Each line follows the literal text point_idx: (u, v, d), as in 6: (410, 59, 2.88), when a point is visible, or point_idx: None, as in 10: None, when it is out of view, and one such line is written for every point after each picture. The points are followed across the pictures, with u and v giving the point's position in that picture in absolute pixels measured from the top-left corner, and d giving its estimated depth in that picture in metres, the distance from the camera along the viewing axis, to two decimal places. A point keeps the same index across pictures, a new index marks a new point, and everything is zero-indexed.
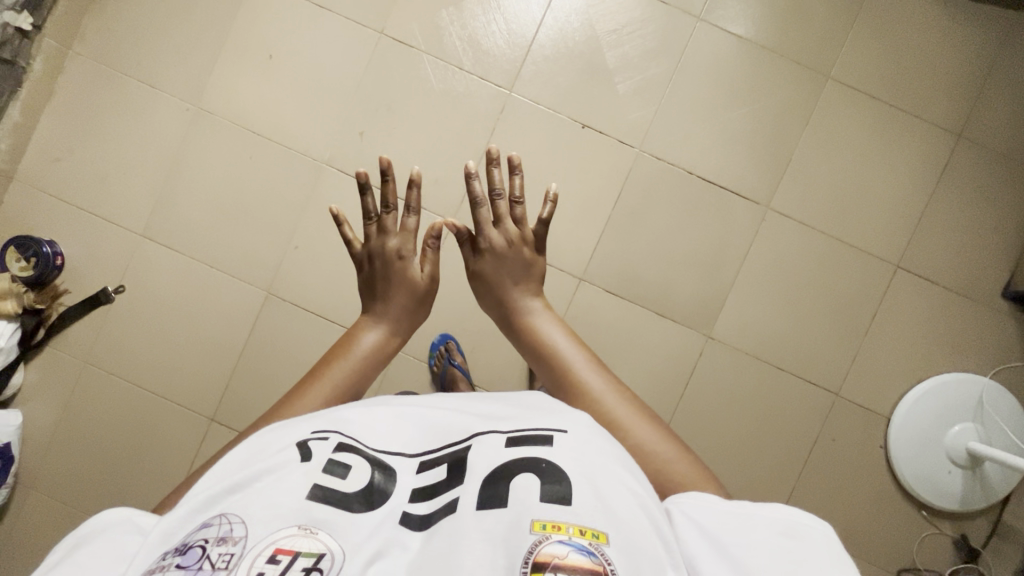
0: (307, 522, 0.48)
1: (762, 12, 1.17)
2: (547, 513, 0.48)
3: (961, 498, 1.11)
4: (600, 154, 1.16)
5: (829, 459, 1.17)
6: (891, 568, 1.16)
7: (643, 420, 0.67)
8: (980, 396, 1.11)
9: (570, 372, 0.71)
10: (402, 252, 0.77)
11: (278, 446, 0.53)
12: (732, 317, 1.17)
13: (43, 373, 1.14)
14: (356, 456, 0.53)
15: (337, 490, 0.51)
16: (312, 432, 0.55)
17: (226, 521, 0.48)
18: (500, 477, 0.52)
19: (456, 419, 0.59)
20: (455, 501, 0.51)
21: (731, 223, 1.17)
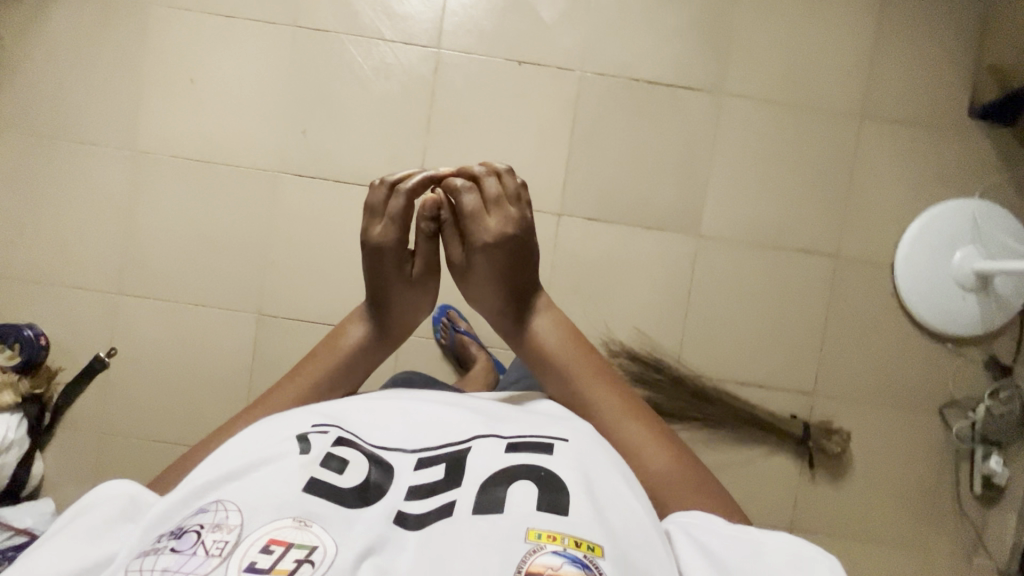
0: (303, 515, 0.49)
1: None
2: (542, 523, 0.49)
3: (978, 320, 1.13)
4: (543, 87, 1.14)
5: (848, 325, 1.16)
6: (932, 409, 1.17)
7: (655, 441, 0.65)
8: (974, 217, 1.11)
9: (575, 382, 0.70)
10: (388, 243, 0.77)
11: (278, 441, 0.56)
12: (716, 212, 1.15)
13: (70, 453, 1.15)
14: (353, 452, 0.56)
15: (334, 484, 0.53)
16: (312, 425, 0.58)
17: (223, 508, 0.49)
18: (497, 483, 0.53)
19: (457, 419, 0.61)
20: (451, 504, 0.52)
21: (690, 119, 1.14)
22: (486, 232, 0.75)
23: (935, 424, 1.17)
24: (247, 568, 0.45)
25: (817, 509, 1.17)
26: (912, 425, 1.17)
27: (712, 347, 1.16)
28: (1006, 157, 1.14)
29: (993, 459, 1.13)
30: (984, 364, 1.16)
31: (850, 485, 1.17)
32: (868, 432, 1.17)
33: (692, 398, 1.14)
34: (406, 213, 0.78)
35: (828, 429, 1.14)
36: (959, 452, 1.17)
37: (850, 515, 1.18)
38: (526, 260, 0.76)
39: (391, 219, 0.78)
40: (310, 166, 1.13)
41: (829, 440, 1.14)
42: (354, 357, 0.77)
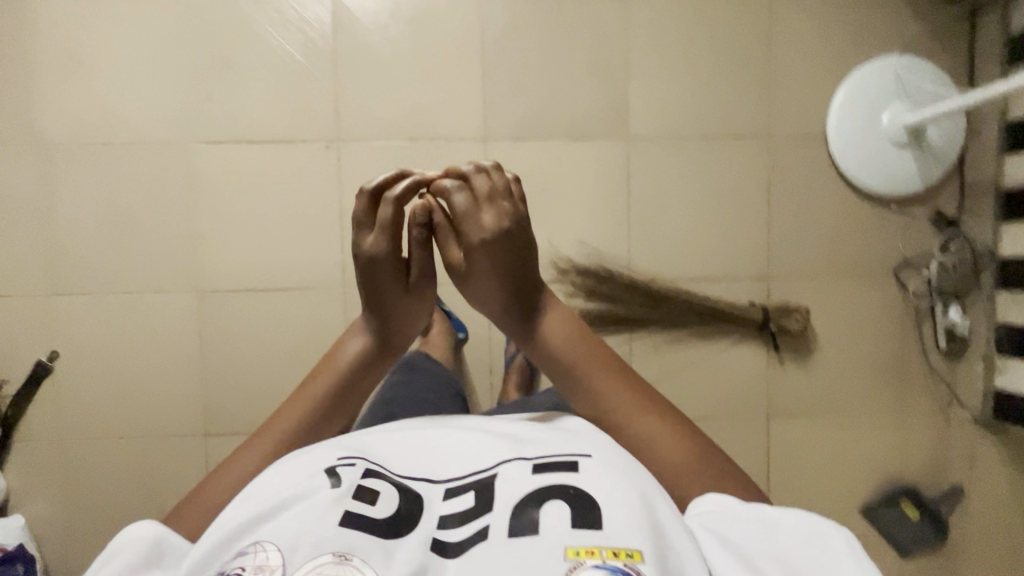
0: (341, 548, 0.52)
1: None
2: (576, 540, 0.51)
3: (916, 175, 1.13)
4: (445, 11, 1.11)
5: (792, 205, 1.16)
6: (888, 272, 1.17)
7: (660, 422, 0.68)
8: (898, 73, 1.11)
9: (583, 374, 0.72)
10: (381, 253, 0.79)
11: (307, 478, 0.59)
12: (641, 111, 1.13)
13: (32, 467, 1.11)
14: (383, 482, 0.59)
15: (368, 514, 0.55)
16: (340, 458, 0.62)
17: (262, 548, 0.53)
18: (529, 502, 0.56)
19: (482, 444, 0.65)
20: (485, 528, 0.55)
21: (598, 21, 1.12)
22: (480, 230, 0.75)
23: (893, 289, 1.17)
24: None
25: (790, 392, 1.18)
26: (871, 294, 1.17)
27: (661, 249, 1.15)
28: (922, 9, 1.13)
29: (952, 310, 1.12)
30: (932, 220, 1.16)
31: (819, 363, 1.17)
32: (830, 309, 1.17)
33: (648, 301, 1.13)
34: (395, 221, 0.79)
35: (786, 308, 1.14)
36: (919, 312, 1.17)
37: (823, 393, 1.18)
38: (523, 255, 0.76)
39: (382, 228, 0.80)
40: (222, 131, 1.10)
41: (789, 317, 1.14)
42: (354, 369, 0.79)
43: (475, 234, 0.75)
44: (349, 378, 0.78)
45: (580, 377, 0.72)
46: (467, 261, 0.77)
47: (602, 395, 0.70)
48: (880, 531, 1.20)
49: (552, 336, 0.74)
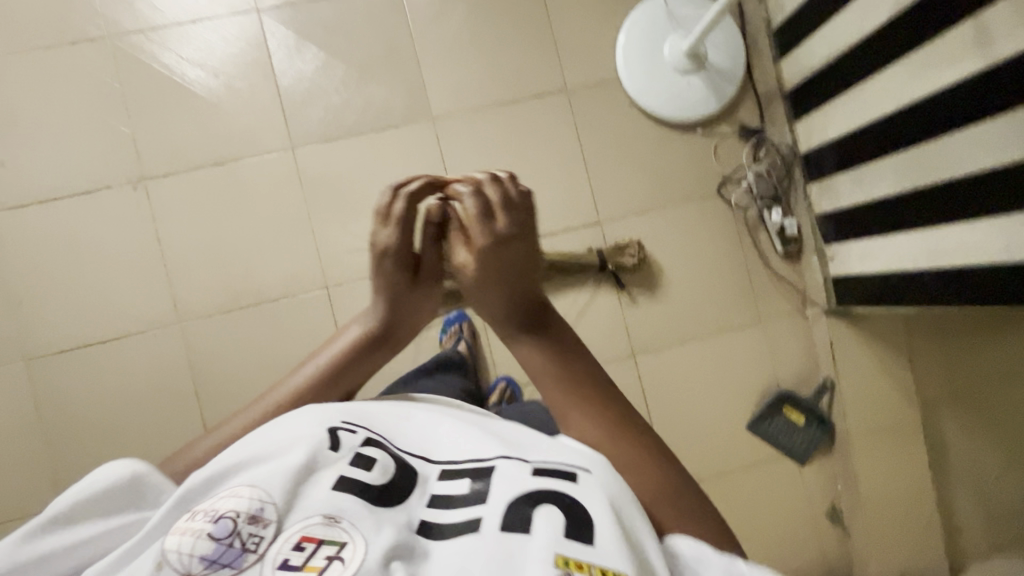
0: (334, 509, 0.45)
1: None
2: (572, 550, 0.43)
3: (711, 97, 1.18)
4: (225, 33, 1.12)
5: (605, 149, 1.20)
6: (711, 191, 1.21)
7: (650, 470, 0.54)
8: (668, 8, 1.17)
9: (566, 391, 0.59)
10: (392, 249, 0.72)
11: (309, 429, 0.51)
12: (439, 91, 1.17)
13: None
14: (380, 449, 0.51)
15: (362, 481, 0.48)
16: (341, 421, 0.53)
17: (255, 495, 0.46)
18: (528, 500, 0.47)
19: (470, 433, 0.54)
20: (475, 520, 0.46)
21: (378, 15, 1.16)
22: (489, 234, 0.64)
23: (719, 206, 1.21)
24: (281, 566, 0.43)
25: (648, 326, 1.19)
26: (700, 216, 1.21)
27: None
28: None
29: (773, 211, 1.17)
30: (740, 135, 1.21)
31: (668, 292, 1.20)
32: (665, 238, 1.20)
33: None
34: (409, 218, 0.73)
35: (619, 245, 1.17)
36: (750, 221, 1.21)
37: (681, 319, 1.20)
38: (531, 272, 0.65)
39: (396, 224, 0.73)
40: (21, 195, 1.08)
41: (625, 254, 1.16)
42: (347, 363, 0.68)
43: (480, 240, 0.64)
44: (341, 369, 0.68)
45: (564, 395, 0.59)
46: (467, 272, 0.67)
47: (582, 423, 0.57)
48: (772, 443, 1.20)
49: (532, 359, 0.62)
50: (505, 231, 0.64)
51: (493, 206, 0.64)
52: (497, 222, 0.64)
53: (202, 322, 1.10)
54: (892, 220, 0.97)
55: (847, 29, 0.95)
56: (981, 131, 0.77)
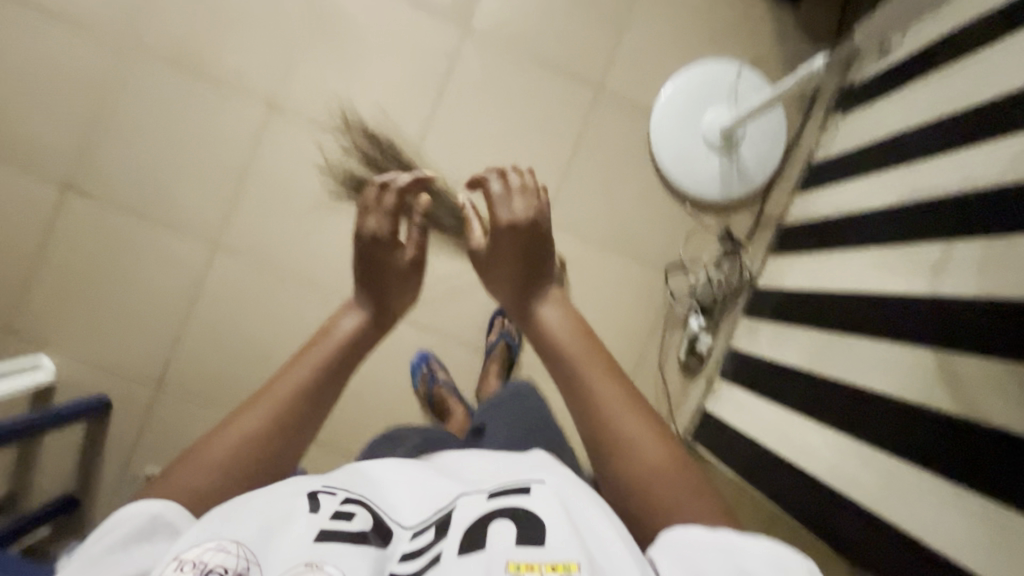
0: (316, 555, 0.39)
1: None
2: (524, 557, 0.38)
3: (719, 184, 1.12)
4: None
5: (596, 166, 1.14)
6: (659, 266, 1.15)
7: (658, 441, 0.48)
8: (736, 81, 1.11)
9: (570, 374, 0.53)
10: (381, 236, 0.68)
11: (281, 490, 0.44)
12: (489, 10, 1.11)
13: None
14: (360, 506, 0.44)
15: (344, 535, 0.41)
16: (323, 486, 0.46)
17: (227, 550, 0.39)
18: (480, 525, 0.41)
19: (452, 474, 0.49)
20: (437, 551, 0.40)
21: None
22: (506, 217, 0.64)
23: (658, 284, 1.15)
24: None
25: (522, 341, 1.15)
26: (636, 281, 1.15)
27: (454, 149, 1.12)
28: (782, 35, 1.15)
29: (695, 318, 1.11)
30: (720, 237, 1.15)
31: None
32: (591, 279, 1.14)
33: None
34: (399, 210, 0.71)
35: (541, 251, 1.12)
36: (673, 316, 1.15)
37: None
38: (548, 246, 0.64)
39: (384, 212, 0.70)
40: None
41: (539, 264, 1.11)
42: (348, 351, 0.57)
43: (500, 223, 0.64)
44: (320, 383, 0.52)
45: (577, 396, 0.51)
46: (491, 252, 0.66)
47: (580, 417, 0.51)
48: None
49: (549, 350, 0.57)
50: (522, 217, 0.64)
51: (515, 191, 0.65)
52: (516, 202, 0.65)
53: (145, 59, 1.08)
54: (772, 389, 0.91)
55: (865, 187, 0.88)
56: (884, 353, 0.71)
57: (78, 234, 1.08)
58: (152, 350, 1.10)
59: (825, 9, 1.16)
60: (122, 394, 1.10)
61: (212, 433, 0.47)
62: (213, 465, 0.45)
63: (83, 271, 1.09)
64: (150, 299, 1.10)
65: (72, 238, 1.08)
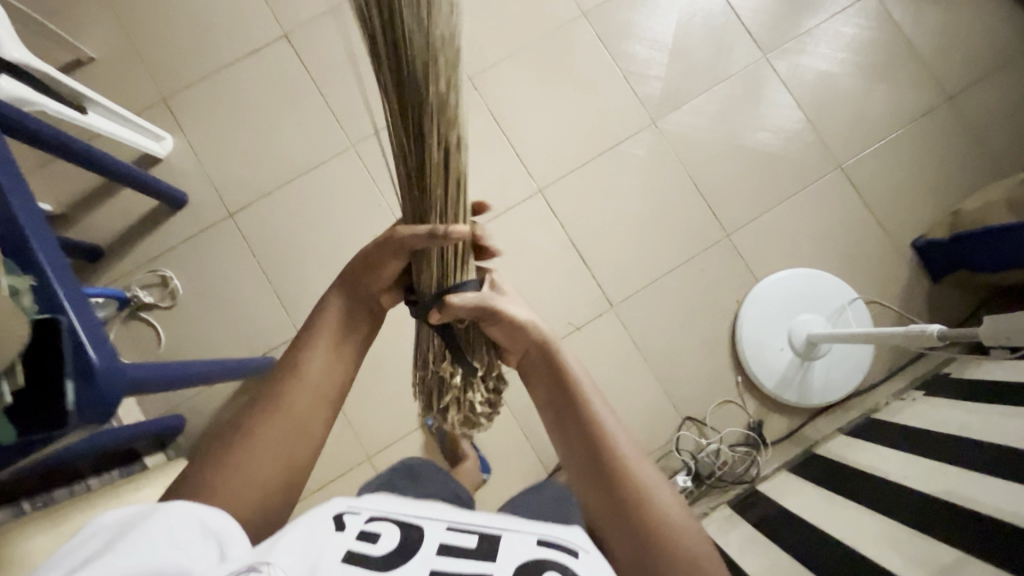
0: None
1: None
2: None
3: (779, 378, 1.12)
4: None
5: (684, 293, 1.18)
6: (683, 409, 1.14)
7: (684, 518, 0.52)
8: (847, 305, 1.14)
9: (587, 440, 0.55)
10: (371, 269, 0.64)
11: (309, 520, 0.47)
12: (683, 119, 1.22)
13: None
14: (387, 525, 0.49)
15: (366, 552, 0.46)
16: (336, 512, 0.49)
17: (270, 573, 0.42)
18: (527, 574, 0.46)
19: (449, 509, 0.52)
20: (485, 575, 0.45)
21: (728, 49, 1.24)
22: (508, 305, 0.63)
23: (670, 425, 1.14)
24: None
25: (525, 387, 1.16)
26: (655, 410, 1.14)
27: (583, 198, 1.19)
28: (907, 295, 1.18)
29: (686, 475, 1.07)
30: (749, 424, 1.14)
31: None
32: (619, 378, 1.14)
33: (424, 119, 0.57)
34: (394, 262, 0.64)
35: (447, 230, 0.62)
36: (666, 462, 1.12)
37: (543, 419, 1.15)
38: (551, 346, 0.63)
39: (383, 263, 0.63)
40: None
41: (442, 254, 0.63)
42: (308, 416, 0.58)
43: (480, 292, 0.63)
44: (285, 448, 0.56)
45: (577, 419, 0.57)
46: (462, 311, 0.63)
47: (576, 432, 0.56)
48: None
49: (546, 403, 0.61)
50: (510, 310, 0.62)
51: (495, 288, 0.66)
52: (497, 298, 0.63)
53: None
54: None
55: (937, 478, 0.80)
56: None
57: (265, 68, 1.20)
58: (249, 188, 1.18)
59: (961, 297, 1.18)
60: (198, 204, 1.17)
61: (281, 402, 0.58)
62: (278, 442, 0.56)
63: (247, 96, 1.20)
64: (276, 148, 1.19)
65: (258, 67, 1.20)
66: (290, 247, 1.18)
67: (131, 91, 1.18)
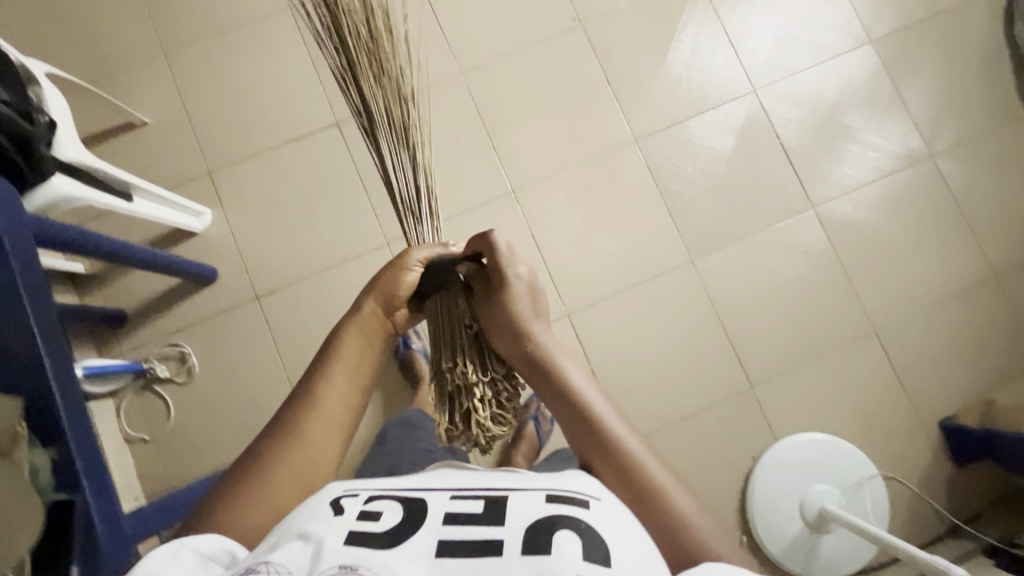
0: (352, 559, 0.45)
1: (916, 65, 1.28)
2: (592, 574, 0.45)
3: (784, 545, 1.09)
4: (723, 70, 1.25)
5: (700, 440, 1.15)
6: None
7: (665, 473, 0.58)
8: (864, 480, 1.11)
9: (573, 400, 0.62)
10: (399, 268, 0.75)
11: (310, 508, 0.50)
12: (721, 260, 1.20)
13: None
14: (387, 500, 0.52)
15: (371, 530, 0.48)
16: (342, 490, 0.53)
17: (285, 569, 0.45)
18: (537, 530, 0.48)
19: (440, 482, 0.55)
20: (494, 543, 0.47)
21: (776, 195, 1.22)
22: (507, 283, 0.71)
23: None
24: None
25: None
26: None
27: (609, 329, 1.17)
28: (927, 475, 1.14)
29: None
30: None
31: None
32: None
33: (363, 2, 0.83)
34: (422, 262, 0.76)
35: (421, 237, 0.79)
36: None
37: None
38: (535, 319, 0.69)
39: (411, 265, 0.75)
40: None
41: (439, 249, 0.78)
42: (324, 434, 0.62)
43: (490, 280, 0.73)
44: (306, 465, 0.60)
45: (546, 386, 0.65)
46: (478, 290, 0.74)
47: (568, 422, 0.62)
48: None
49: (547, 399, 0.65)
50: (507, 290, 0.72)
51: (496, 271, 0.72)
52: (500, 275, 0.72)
53: (465, 89, 1.23)
54: None
55: None
56: None
57: (312, 154, 1.21)
58: (277, 272, 1.18)
59: (982, 486, 1.14)
60: (226, 282, 1.17)
61: (301, 428, 0.62)
62: (293, 470, 0.59)
63: (291, 179, 1.20)
64: (310, 237, 1.19)
65: (306, 152, 1.21)
66: (311, 336, 1.17)
67: (179, 162, 1.19)
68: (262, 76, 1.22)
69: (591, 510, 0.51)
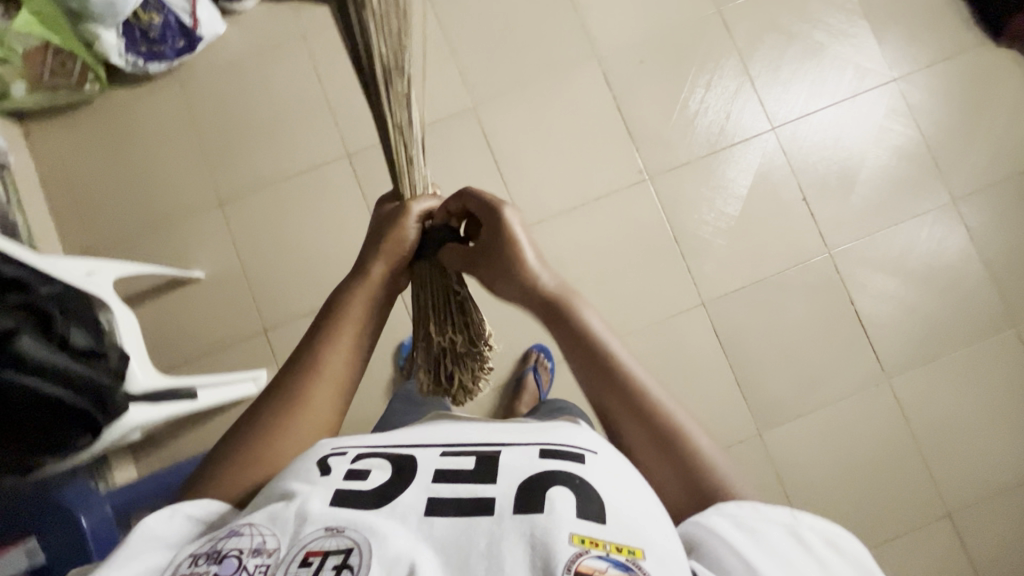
0: (339, 521, 0.42)
1: (1002, 224, 1.22)
2: (588, 531, 0.41)
3: None
4: (796, 230, 1.20)
5: None
6: None
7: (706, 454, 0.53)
8: None
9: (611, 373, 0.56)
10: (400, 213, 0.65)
11: (296, 467, 0.47)
12: (790, 432, 1.16)
13: (262, 25, 1.22)
14: (378, 457, 0.47)
15: (356, 490, 0.45)
16: (330, 446, 0.48)
17: (259, 529, 0.42)
18: (533, 486, 0.44)
19: (426, 435, 0.50)
20: (486, 501, 0.44)
21: (849, 363, 1.18)
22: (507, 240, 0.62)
23: None
24: None
25: None
26: None
27: None
28: None
29: None
30: None
31: None
32: None
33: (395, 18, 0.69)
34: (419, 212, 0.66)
35: (415, 178, 0.68)
36: None
37: None
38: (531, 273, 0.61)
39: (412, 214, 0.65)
40: (616, 81, 1.22)
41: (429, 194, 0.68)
42: (325, 401, 0.57)
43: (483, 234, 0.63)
44: (305, 432, 0.55)
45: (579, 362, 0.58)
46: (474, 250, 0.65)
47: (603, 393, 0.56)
48: None
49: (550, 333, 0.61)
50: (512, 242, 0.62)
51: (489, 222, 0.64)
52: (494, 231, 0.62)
53: None
54: None
55: None
56: None
57: None
58: None
59: None
60: None
61: (300, 399, 0.56)
62: (292, 435, 0.54)
63: None
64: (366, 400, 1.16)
65: None
66: None
67: (234, 316, 1.17)
68: (320, 229, 1.19)
69: (588, 465, 0.46)
